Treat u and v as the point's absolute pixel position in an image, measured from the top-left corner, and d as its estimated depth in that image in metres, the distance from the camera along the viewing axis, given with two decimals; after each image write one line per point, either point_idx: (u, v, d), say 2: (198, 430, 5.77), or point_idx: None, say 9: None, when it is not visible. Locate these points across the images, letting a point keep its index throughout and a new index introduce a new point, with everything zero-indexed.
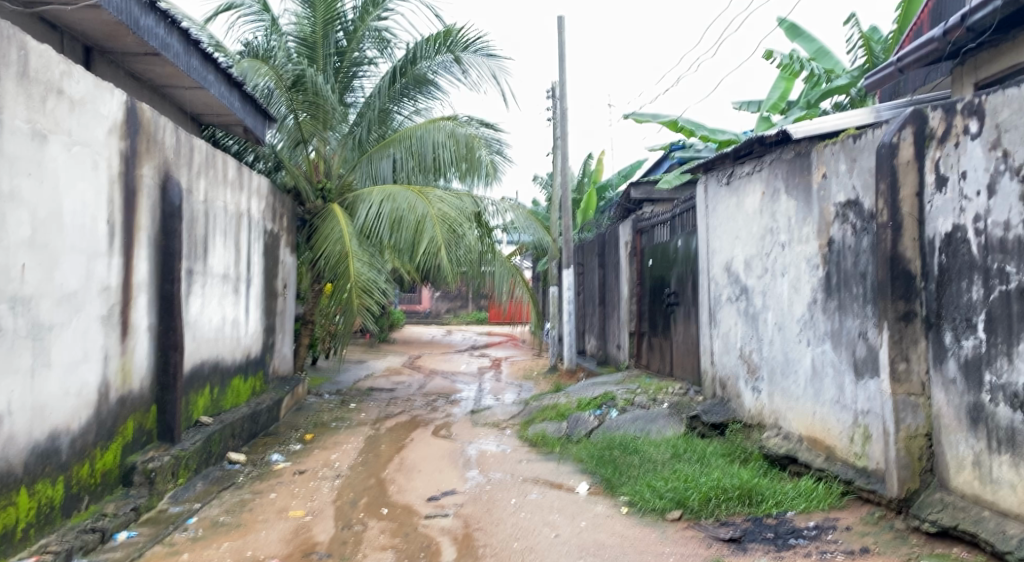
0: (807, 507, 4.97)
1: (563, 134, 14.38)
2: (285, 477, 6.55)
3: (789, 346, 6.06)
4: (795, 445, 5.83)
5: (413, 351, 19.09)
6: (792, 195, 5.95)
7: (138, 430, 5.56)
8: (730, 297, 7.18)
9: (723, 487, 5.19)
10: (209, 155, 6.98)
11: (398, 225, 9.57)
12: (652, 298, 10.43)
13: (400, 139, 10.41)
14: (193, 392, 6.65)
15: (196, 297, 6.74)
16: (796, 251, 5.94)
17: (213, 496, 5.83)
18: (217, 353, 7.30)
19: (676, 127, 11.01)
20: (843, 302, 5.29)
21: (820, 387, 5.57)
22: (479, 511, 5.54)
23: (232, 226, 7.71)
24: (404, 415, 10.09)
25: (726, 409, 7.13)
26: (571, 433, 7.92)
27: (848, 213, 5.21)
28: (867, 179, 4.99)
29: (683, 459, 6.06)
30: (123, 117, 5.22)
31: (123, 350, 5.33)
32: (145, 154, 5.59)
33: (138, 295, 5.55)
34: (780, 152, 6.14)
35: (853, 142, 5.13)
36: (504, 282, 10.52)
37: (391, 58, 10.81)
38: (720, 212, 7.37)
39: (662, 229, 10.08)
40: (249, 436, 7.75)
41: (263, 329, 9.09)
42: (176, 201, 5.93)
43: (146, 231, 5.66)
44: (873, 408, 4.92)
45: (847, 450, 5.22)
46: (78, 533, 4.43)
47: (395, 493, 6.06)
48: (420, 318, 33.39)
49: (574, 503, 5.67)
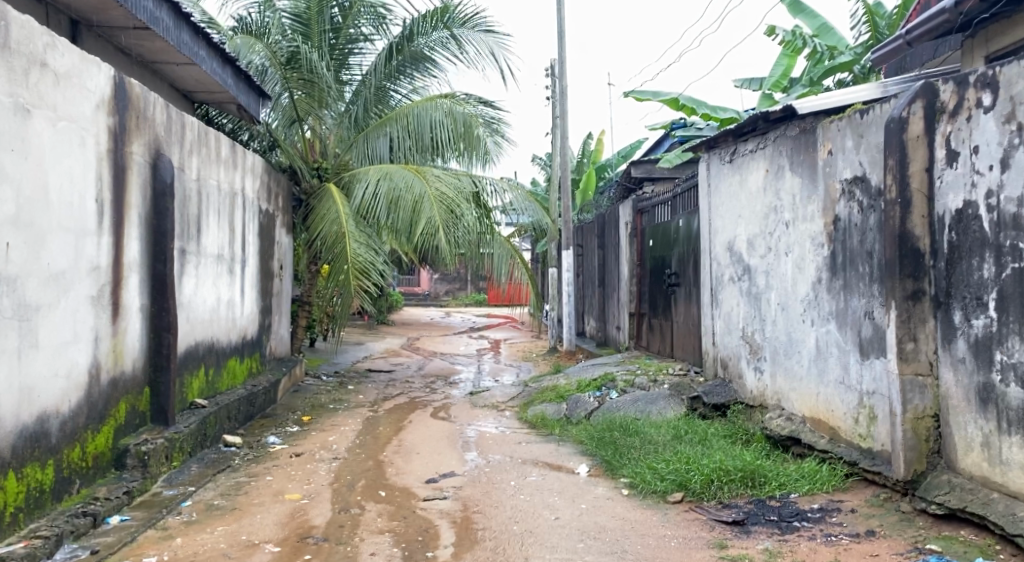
0: (810, 489, 4.91)
1: (562, 113, 14.22)
2: (282, 460, 6.47)
3: (793, 326, 5.96)
4: (798, 426, 5.73)
5: (412, 333, 19.00)
6: (797, 172, 5.83)
7: (131, 412, 5.48)
8: (733, 277, 7.06)
9: (726, 468, 5.11)
10: (202, 133, 6.84)
11: (396, 205, 9.43)
12: (653, 279, 10.33)
13: (397, 117, 10.24)
14: (187, 374, 6.56)
15: (189, 277, 6.63)
16: (800, 230, 5.83)
17: (208, 478, 5.75)
18: (212, 335, 7.20)
19: (676, 105, 10.85)
20: (848, 281, 5.19)
21: (825, 367, 5.49)
22: (478, 494, 5.46)
23: (226, 205, 7.58)
24: (403, 397, 10.01)
25: (728, 390, 7.04)
26: (571, 414, 7.83)
27: (855, 190, 5.10)
28: (875, 155, 4.87)
29: (684, 441, 5.98)
30: (111, 92, 5.09)
31: (115, 332, 5.22)
32: (135, 132, 5.46)
33: (129, 275, 5.43)
34: (784, 129, 6.01)
35: (861, 117, 5.00)
36: (504, 264, 10.46)
37: (387, 35, 10.58)
38: (722, 191, 7.24)
39: (663, 209, 9.96)
40: (246, 418, 7.67)
41: (260, 310, 9.00)
42: (168, 179, 5.80)
43: (137, 210, 5.54)
44: (879, 388, 4.83)
45: (852, 431, 5.15)
46: (68, 517, 4.34)
47: (394, 475, 5.99)
48: (419, 299, 33.28)
49: (574, 485, 5.59)
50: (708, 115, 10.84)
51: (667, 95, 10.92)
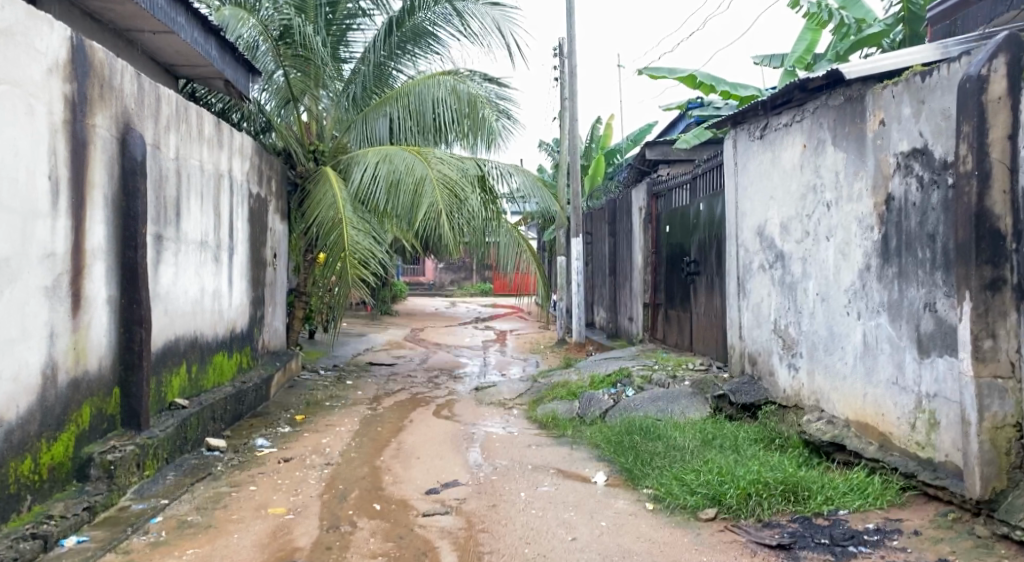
0: (862, 505, 4.30)
1: (570, 94, 13.57)
2: (270, 466, 5.89)
3: (834, 319, 5.36)
4: (842, 431, 5.11)
5: (416, 323, 18.43)
6: (842, 146, 5.20)
7: (97, 417, 4.90)
8: (764, 264, 6.44)
9: (765, 481, 4.51)
10: (181, 107, 6.24)
11: (396, 189, 8.83)
12: (670, 267, 9.70)
13: (397, 96, 9.61)
14: (166, 371, 6.00)
15: (167, 266, 6.04)
16: (844, 211, 5.21)
17: (184, 489, 5.18)
18: (195, 329, 6.63)
19: (693, 83, 10.19)
20: (904, 269, 4.57)
21: (874, 366, 4.89)
22: (483, 508, 4.87)
23: (210, 187, 6.99)
24: (405, 393, 9.42)
25: (758, 388, 6.42)
26: (584, 413, 7.24)
27: (913, 164, 4.47)
28: (939, 123, 4.24)
29: (714, 448, 5.37)
30: (68, 56, 4.51)
31: (75, 327, 4.64)
32: (99, 102, 4.88)
33: (92, 263, 4.84)
34: (826, 98, 5.38)
35: (921, 81, 4.38)
36: (510, 253, 9.86)
37: (386, 10, 9.87)
38: (752, 169, 6.61)
39: (682, 193, 9.33)
40: (233, 418, 7.09)
41: (250, 301, 8.41)
42: (139, 156, 5.21)
43: (101, 190, 4.94)
44: (943, 391, 4.23)
45: (908, 439, 4.55)
46: (12, 542, 3.78)
47: (390, 485, 5.40)
48: (425, 289, 32.75)
49: (592, 497, 4.99)
50: (728, 93, 10.17)
51: (683, 72, 10.23)
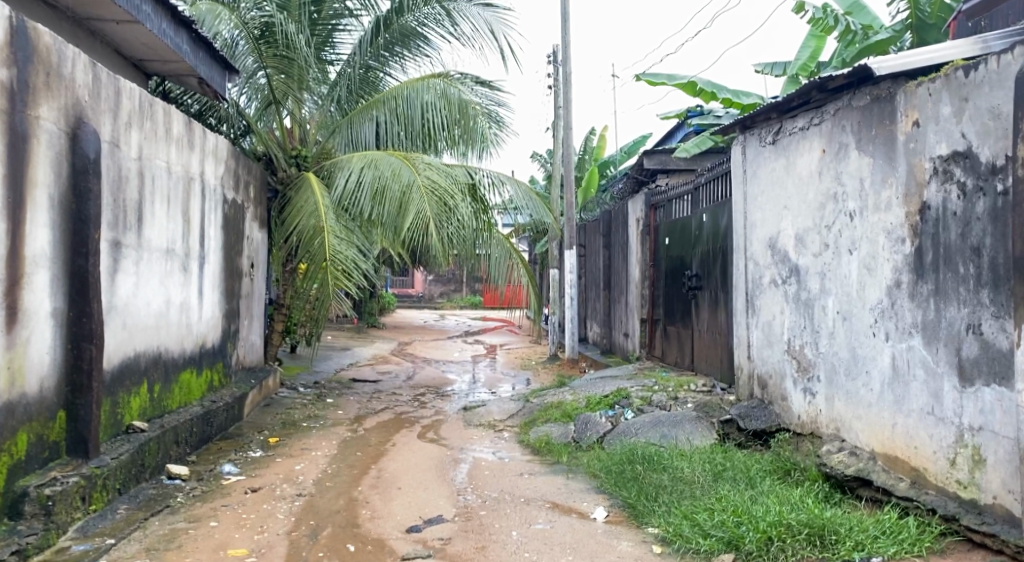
0: (898, 552, 3.78)
1: (564, 103, 13.17)
2: (235, 497, 5.33)
3: (858, 341, 4.88)
4: (868, 464, 4.61)
5: (404, 337, 17.87)
6: (868, 150, 4.75)
7: (36, 445, 4.35)
8: (776, 279, 5.97)
9: (787, 523, 3.98)
10: (145, 101, 5.73)
11: (381, 196, 8.33)
12: (669, 281, 9.23)
13: (384, 100, 9.10)
14: (124, 391, 5.45)
15: (126, 276, 5.50)
16: (869, 221, 4.74)
17: (136, 525, 4.63)
18: (157, 344, 6.08)
19: (693, 91, 9.75)
20: (942, 286, 4.10)
21: (905, 393, 4.40)
22: (470, 550, 4.34)
23: (179, 190, 6.46)
24: (387, 412, 8.87)
25: (768, 413, 5.94)
26: (580, 438, 6.71)
27: (952, 169, 4.02)
28: (986, 123, 3.79)
29: (727, 481, 4.85)
30: (5, 38, 4.01)
31: (10, 344, 4.12)
32: (44, 92, 4.38)
33: (33, 271, 4.31)
34: (849, 98, 4.93)
35: (963, 76, 3.93)
36: (501, 265, 9.37)
37: (374, 10, 9.36)
38: (763, 177, 6.15)
39: (682, 204, 8.88)
40: (200, 442, 6.54)
41: (223, 313, 7.85)
42: (91, 153, 4.69)
43: (45, 190, 4.42)
44: (990, 424, 3.76)
45: (946, 476, 4.07)
46: None
47: (368, 521, 4.85)
48: (415, 302, 32.25)
49: (591, 537, 4.48)
50: (729, 101, 9.74)
51: (682, 79, 9.81)
